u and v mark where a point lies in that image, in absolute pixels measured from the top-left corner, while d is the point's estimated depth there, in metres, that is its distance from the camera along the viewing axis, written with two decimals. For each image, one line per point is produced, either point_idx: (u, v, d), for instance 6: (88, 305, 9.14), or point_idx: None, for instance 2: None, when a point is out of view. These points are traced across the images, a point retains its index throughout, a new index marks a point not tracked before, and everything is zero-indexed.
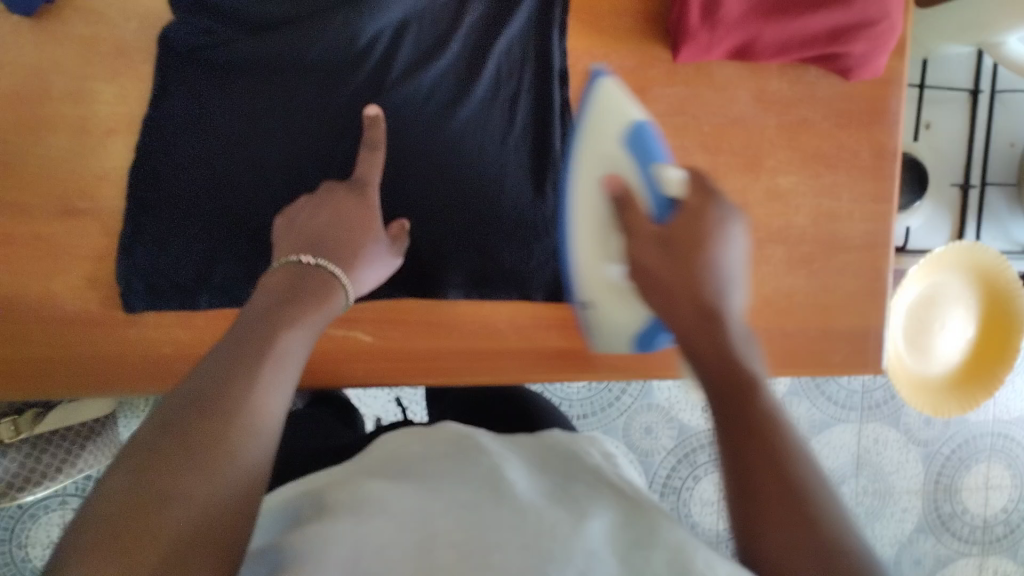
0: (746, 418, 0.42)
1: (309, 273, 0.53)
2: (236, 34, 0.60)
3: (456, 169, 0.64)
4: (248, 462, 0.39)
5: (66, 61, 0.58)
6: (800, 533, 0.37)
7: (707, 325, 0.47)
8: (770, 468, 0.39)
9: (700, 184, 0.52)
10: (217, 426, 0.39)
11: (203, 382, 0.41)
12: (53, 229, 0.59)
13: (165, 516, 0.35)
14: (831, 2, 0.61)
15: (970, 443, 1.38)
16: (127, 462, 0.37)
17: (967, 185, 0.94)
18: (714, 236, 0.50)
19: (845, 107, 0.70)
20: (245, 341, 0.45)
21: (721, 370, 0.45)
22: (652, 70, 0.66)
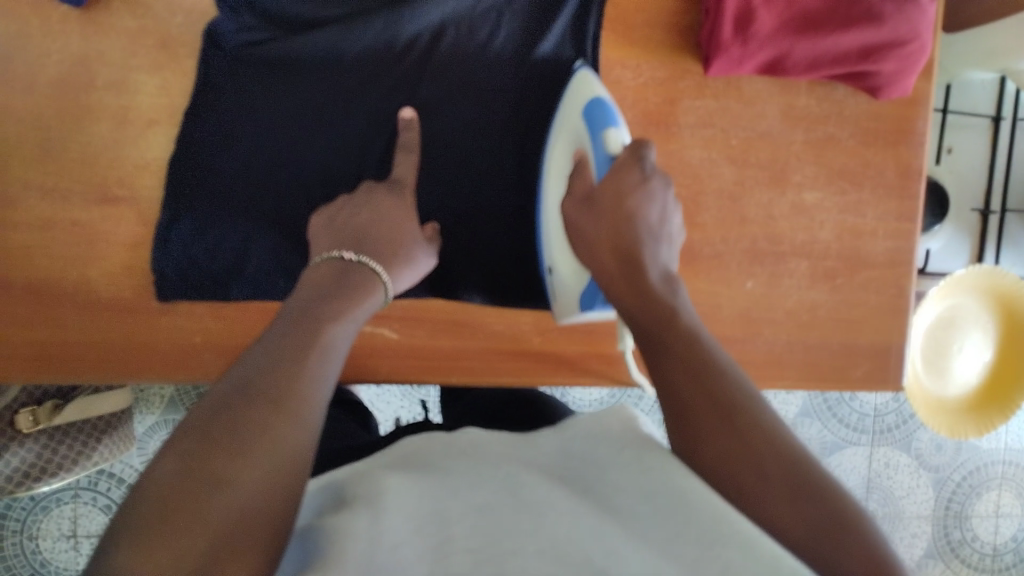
0: (669, 363, 0.44)
1: (349, 271, 0.54)
2: (279, 33, 0.61)
3: (487, 174, 0.65)
4: (293, 449, 0.39)
5: (111, 52, 0.60)
6: (787, 487, 0.37)
7: (664, 310, 0.47)
8: (727, 423, 0.39)
9: (638, 152, 0.54)
10: (264, 415, 0.39)
11: (249, 374, 0.42)
12: (91, 216, 0.60)
13: (215, 501, 0.35)
14: (864, 20, 0.62)
15: (982, 470, 1.37)
16: (176, 449, 0.37)
17: (987, 211, 0.94)
18: (631, 201, 0.53)
19: (870, 126, 0.71)
20: (289, 334, 0.46)
21: (666, 349, 0.44)
22: (682, 83, 0.68)
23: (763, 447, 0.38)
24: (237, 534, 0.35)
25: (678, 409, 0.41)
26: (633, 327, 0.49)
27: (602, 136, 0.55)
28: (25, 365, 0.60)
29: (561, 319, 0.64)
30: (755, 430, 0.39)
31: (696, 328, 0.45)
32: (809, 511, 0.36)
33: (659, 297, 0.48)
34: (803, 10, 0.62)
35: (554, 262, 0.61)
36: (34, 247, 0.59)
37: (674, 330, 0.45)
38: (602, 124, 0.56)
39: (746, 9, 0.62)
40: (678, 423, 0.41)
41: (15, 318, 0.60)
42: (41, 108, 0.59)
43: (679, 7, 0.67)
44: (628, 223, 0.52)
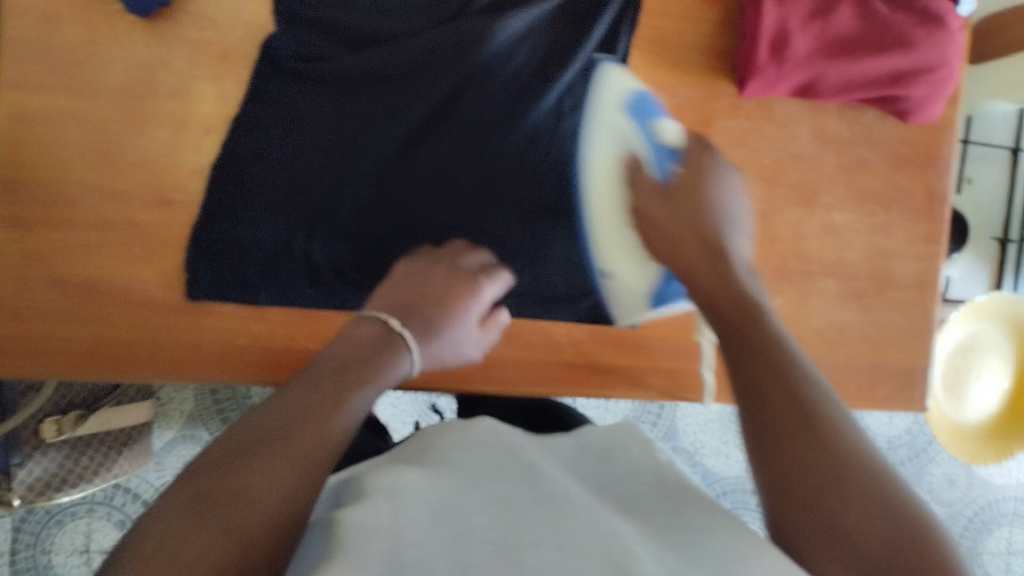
0: (755, 330, 0.47)
1: (392, 338, 0.53)
2: (328, 49, 0.64)
3: (511, 193, 0.68)
4: (289, 491, 0.38)
5: (173, 61, 0.62)
6: (821, 466, 0.39)
7: (750, 309, 0.49)
8: (780, 388, 0.42)
9: (700, 142, 0.63)
10: (267, 463, 0.38)
11: (269, 420, 0.41)
12: (147, 218, 0.62)
13: (202, 546, 0.34)
14: (896, 46, 0.65)
15: (993, 506, 1.37)
16: (181, 493, 0.37)
17: (1006, 240, 0.96)
18: (705, 185, 0.59)
19: (899, 150, 0.73)
20: (319, 387, 0.45)
21: (743, 342, 0.46)
22: (717, 104, 0.70)
23: (823, 448, 0.39)
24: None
25: (743, 383, 0.44)
26: (709, 309, 0.52)
27: (654, 130, 0.62)
28: (73, 362, 0.61)
29: (619, 323, 0.70)
30: (795, 425, 0.40)
31: (782, 338, 0.46)
32: (866, 506, 0.37)
33: (741, 290, 0.51)
34: (837, 36, 0.65)
35: (609, 266, 0.68)
36: (90, 246, 0.61)
37: (753, 335, 0.47)
38: (651, 116, 0.63)
39: (782, 35, 0.64)
40: (751, 391, 0.43)
41: (67, 315, 0.61)
42: (103, 112, 0.61)
43: (715, 32, 0.70)
44: (704, 205, 0.58)
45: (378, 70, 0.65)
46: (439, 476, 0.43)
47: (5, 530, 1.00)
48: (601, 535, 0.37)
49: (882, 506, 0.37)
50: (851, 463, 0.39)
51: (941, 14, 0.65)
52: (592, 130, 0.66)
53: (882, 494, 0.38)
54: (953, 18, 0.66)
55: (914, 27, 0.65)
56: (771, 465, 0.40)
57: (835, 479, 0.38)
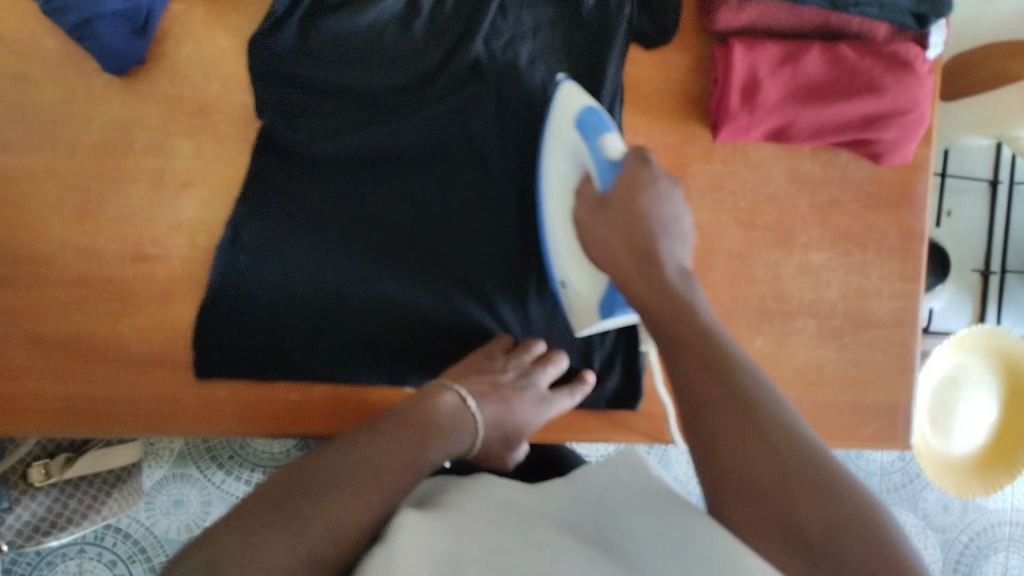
0: (683, 327, 0.49)
1: (462, 413, 0.58)
2: (329, 125, 0.65)
3: (517, 268, 0.68)
4: (357, 516, 0.43)
5: (150, 118, 0.63)
6: (758, 454, 0.40)
7: (681, 306, 0.50)
8: (704, 370, 0.45)
9: (640, 154, 0.58)
10: (337, 490, 0.44)
11: (347, 462, 0.47)
12: (125, 273, 0.62)
13: (263, 545, 0.39)
14: (864, 90, 0.65)
15: (988, 531, 1.36)
16: (253, 505, 0.42)
17: (987, 271, 0.96)
18: (647, 197, 0.57)
19: (874, 190, 0.73)
20: (393, 440, 0.51)
21: (681, 343, 0.48)
22: (692, 147, 0.70)
23: (753, 436, 0.41)
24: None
25: (678, 386, 0.46)
26: (649, 318, 0.52)
27: (598, 141, 0.59)
28: (55, 420, 0.62)
29: (579, 331, 0.65)
30: (716, 406, 0.43)
31: (712, 330, 0.48)
32: (819, 503, 0.38)
33: (677, 294, 0.51)
34: (806, 82, 0.66)
35: (566, 274, 0.63)
36: (69, 301, 0.61)
37: (686, 337, 0.48)
38: (596, 130, 0.59)
39: (751, 81, 0.65)
40: (679, 393, 0.45)
41: (49, 371, 0.61)
42: (81, 169, 0.62)
43: (689, 76, 0.70)
44: (641, 217, 0.56)
45: (380, 146, 0.65)
46: (451, 512, 0.44)
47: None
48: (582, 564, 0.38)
49: (845, 516, 0.37)
50: (806, 474, 0.39)
51: (910, 60, 0.65)
52: (551, 143, 0.64)
53: (838, 495, 0.38)
54: (922, 63, 0.66)
55: (883, 72, 0.65)
56: (705, 455, 0.42)
57: (784, 484, 0.38)
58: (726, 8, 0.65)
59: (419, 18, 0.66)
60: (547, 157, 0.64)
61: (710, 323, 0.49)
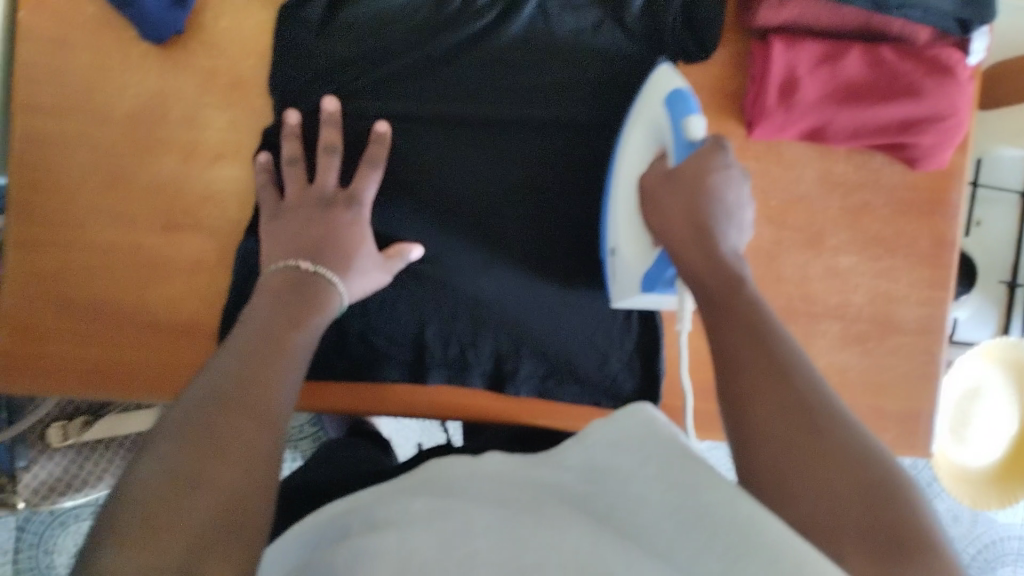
0: (729, 304, 0.49)
1: (307, 279, 0.55)
2: (355, 103, 0.65)
3: (541, 262, 0.68)
4: (266, 447, 0.42)
5: (187, 88, 0.63)
6: (804, 440, 0.41)
7: (732, 281, 0.50)
8: (754, 338, 0.46)
9: (717, 141, 0.54)
10: (237, 417, 0.42)
11: (227, 377, 0.44)
12: (154, 242, 0.63)
13: (188, 500, 0.37)
14: (903, 94, 0.65)
15: (998, 544, 1.35)
16: (157, 451, 0.39)
17: (1014, 283, 0.95)
18: (713, 179, 0.54)
19: (906, 196, 0.73)
20: (261, 332, 0.48)
21: (723, 311, 0.48)
22: (725, 143, 0.70)
23: (793, 415, 0.42)
24: (219, 534, 0.37)
25: (723, 361, 0.46)
26: (702, 290, 0.51)
27: (682, 124, 0.55)
28: (81, 383, 0.62)
29: (616, 303, 0.65)
30: (766, 392, 0.43)
31: (760, 307, 0.48)
32: (858, 484, 0.39)
33: (727, 271, 0.51)
34: (843, 83, 0.65)
35: (618, 243, 0.63)
36: (100, 266, 0.62)
37: (735, 309, 0.48)
38: (681, 112, 0.55)
39: (789, 80, 0.65)
40: (727, 366, 0.46)
41: (76, 333, 0.62)
42: (116, 136, 0.62)
43: (726, 72, 0.70)
44: (705, 199, 0.53)
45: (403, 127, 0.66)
46: (447, 502, 0.42)
47: (11, 528, 1.01)
48: (593, 542, 0.36)
49: (888, 508, 0.38)
50: (851, 458, 0.40)
51: (951, 66, 0.65)
52: (636, 117, 0.63)
53: (879, 479, 0.39)
54: (963, 70, 0.65)
55: (923, 77, 0.65)
56: (746, 436, 0.43)
57: (824, 470, 0.40)
58: (766, 5, 0.64)
59: (451, 3, 0.66)
60: (625, 135, 0.64)
61: (760, 299, 0.49)
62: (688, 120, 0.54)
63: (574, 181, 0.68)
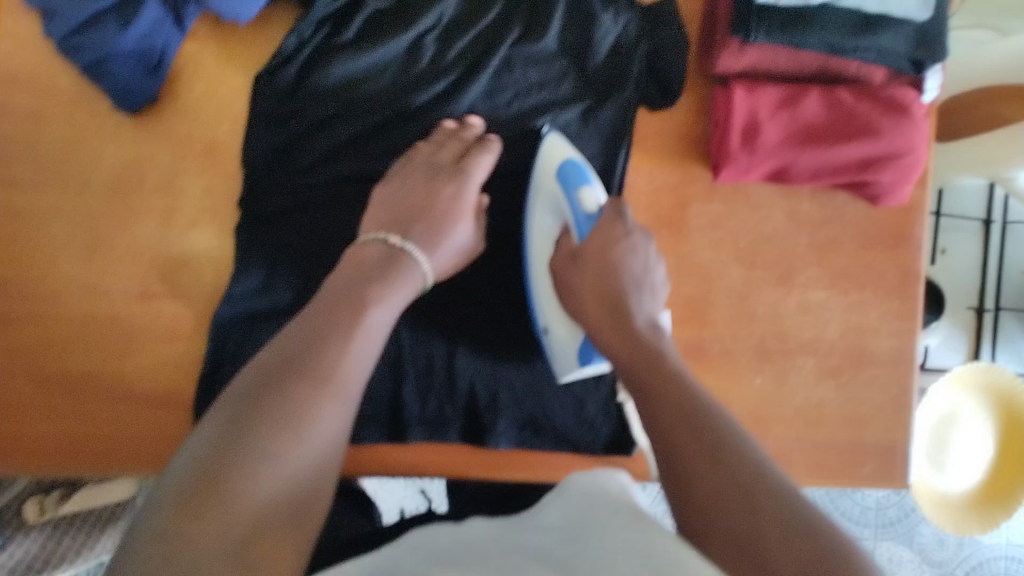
0: (662, 371, 0.54)
1: (393, 257, 0.60)
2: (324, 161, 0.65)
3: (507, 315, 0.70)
4: (327, 423, 0.49)
5: (159, 156, 0.63)
6: (734, 503, 0.44)
7: (650, 355, 0.55)
8: (680, 405, 0.51)
9: (617, 208, 0.63)
10: (305, 390, 0.49)
11: (298, 349, 0.52)
12: (129, 310, 0.63)
13: (206, 509, 0.41)
14: (861, 134, 0.67)
15: (986, 564, 1.33)
16: (191, 457, 0.44)
17: (981, 309, 0.97)
18: (618, 249, 0.61)
19: (872, 231, 0.74)
20: (330, 310, 0.55)
21: (649, 387, 0.53)
22: (693, 187, 0.71)
23: (723, 479, 0.45)
24: (233, 540, 0.40)
25: (660, 433, 0.50)
26: (621, 369, 0.57)
27: (577, 196, 0.63)
28: (56, 460, 0.62)
29: (563, 378, 0.68)
30: (699, 457, 0.47)
31: (684, 378, 0.53)
32: (802, 540, 0.41)
33: (644, 343, 0.57)
34: (803, 125, 0.67)
35: (549, 322, 0.66)
36: (74, 338, 0.62)
37: (660, 381, 0.53)
38: (577, 183, 0.63)
39: (750, 124, 0.67)
40: (659, 442, 0.50)
41: (51, 409, 0.62)
42: (90, 206, 0.63)
43: (691, 118, 0.71)
44: (613, 272, 0.60)
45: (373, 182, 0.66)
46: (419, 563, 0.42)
47: None
48: None
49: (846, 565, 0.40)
50: (785, 511, 0.43)
51: (906, 104, 0.67)
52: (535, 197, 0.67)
53: (820, 533, 0.41)
54: (919, 107, 0.67)
55: (880, 116, 0.66)
56: (690, 498, 0.46)
57: (764, 528, 0.42)
58: (727, 53, 0.66)
59: (419, 59, 0.67)
60: (530, 211, 0.68)
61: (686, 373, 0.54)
62: (581, 191, 0.63)
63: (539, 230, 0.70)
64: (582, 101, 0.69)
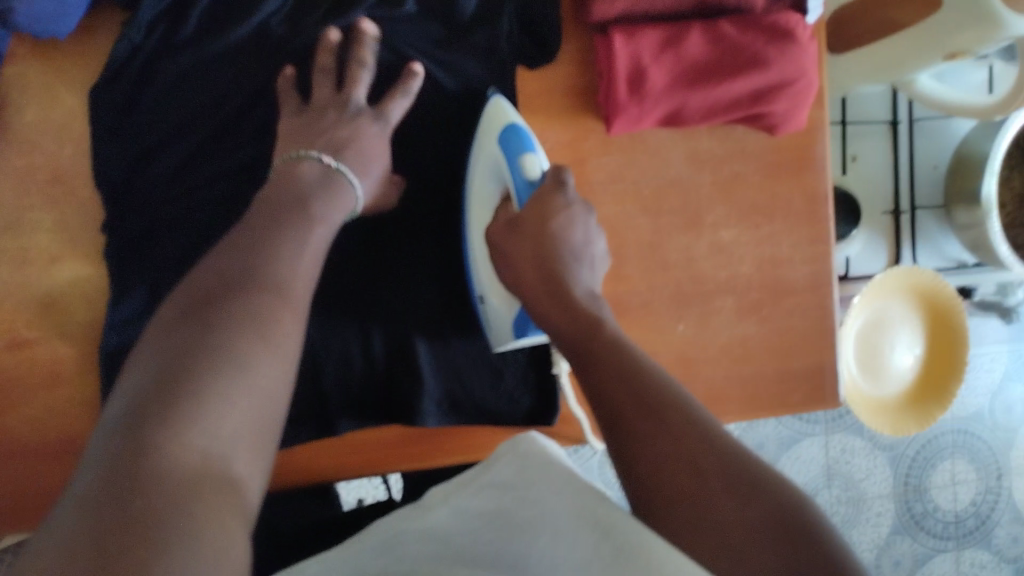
0: (596, 342, 0.50)
1: (330, 175, 0.58)
2: (181, 158, 0.61)
3: (417, 288, 0.68)
4: (285, 336, 0.45)
5: (3, 195, 0.59)
6: (689, 475, 0.41)
7: (590, 322, 0.52)
8: (622, 372, 0.47)
9: (558, 176, 0.59)
10: (251, 305, 0.45)
11: (236, 263, 0.47)
12: (2, 363, 0.59)
13: (148, 468, 0.35)
14: (749, 66, 0.64)
15: (933, 441, 1.34)
16: (127, 410, 0.39)
17: (897, 212, 0.97)
18: (557, 222, 0.58)
19: (772, 159, 0.73)
20: (263, 224, 0.51)
21: (592, 364, 0.49)
22: (587, 142, 0.68)
23: (677, 444, 0.42)
24: (190, 491, 0.35)
25: (603, 407, 0.46)
26: (564, 344, 0.53)
27: (518, 163, 0.59)
28: None
29: (499, 348, 0.66)
30: (649, 429, 0.43)
31: (622, 344, 0.49)
32: (753, 504, 0.39)
33: (584, 314, 0.53)
34: (690, 64, 0.64)
35: (486, 291, 0.64)
36: None
37: (599, 351, 0.49)
38: (518, 150, 0.59)
39: (636, 71, 0.63)
40: (609, 419, 0.45)
41: None
42: None
43: (574, 70, 0.68)
44: (553, 243, 0.57)
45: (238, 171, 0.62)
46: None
47: None
48: None
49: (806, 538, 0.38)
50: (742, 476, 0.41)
51: (791, 28, 0.64)
52: (476, 158, 0.64)
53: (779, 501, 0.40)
54: (803, 29, 0.65)
55: (766, 45, 0.64)
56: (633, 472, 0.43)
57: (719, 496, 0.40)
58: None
59: (271, 34, 0.62)
60: (472, 170, 0.65)
61: (625, 339, 0.50)
62: (523, 156, 0.59)
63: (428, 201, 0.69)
64: (455, 65, 0.66)
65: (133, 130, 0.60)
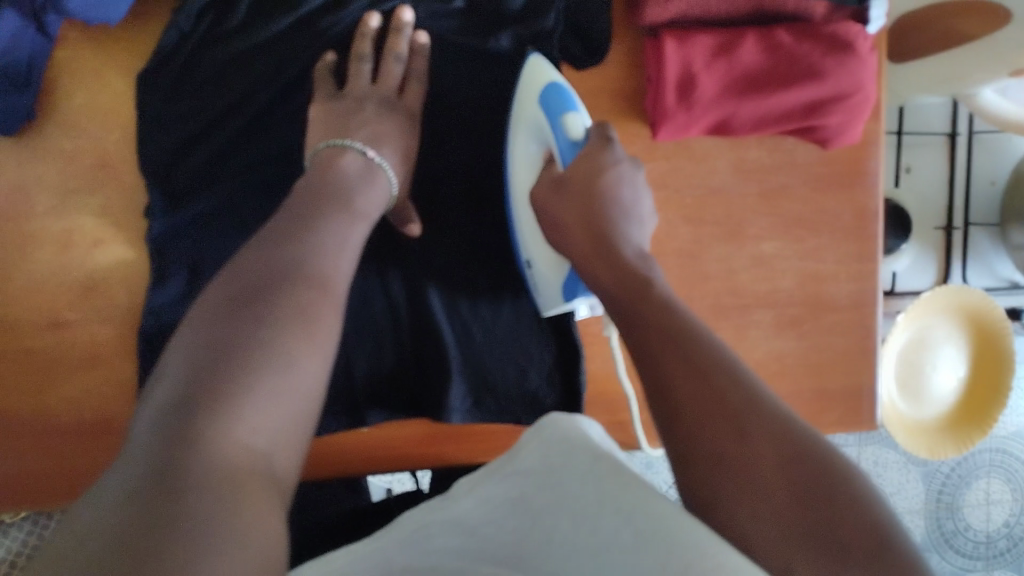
0: (648, 292, 0.47)
1: (371, 170, 0.58)
2: (223, 144, 0.61)
3: (449, 287, 0.67)
4: (326, 330, 0.44)
5: (49, 177, 0.60)
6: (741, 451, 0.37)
7: (642, 281, 0.48)
8: (678, 330, 0.43)
9: (604, 134, 0.57)
10: (293, 297, 0.44)
11: (278, 255, 0.46)
12: (42, 341, 0.60)
13: (190, 461, 0.34)
14: (805, 77, 0.62)
15: (969, 459, 1.32)
16: (167, 399, 0.37)
17: (949, 228, 0.95)
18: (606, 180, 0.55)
19: (823, 172, 0.70)
20: (304, 217, 0.50)
21: (642, 323, 0.45)
22: (631, 147, 0.67)
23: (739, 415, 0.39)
24: (233, 486, 0.33)
25: (651, 353, 0.43)
26: (610, 305, 0.49)
27: (561, 123, 0.57)
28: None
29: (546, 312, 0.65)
30: (706, 397, 0.40)
31: (671, 303, 0.45)
32: (815, 489, 0.36)
33: (632, 272, 0.48)
34: (742, 72, 0.62)
35: (532, 255, 0.63)
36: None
37: (648, 308, 0.46)
38: (560, 110, 0.57)
39: (686, 77, 0.62)
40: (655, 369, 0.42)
41: None
42: None
43: (622, 73, 0.66)
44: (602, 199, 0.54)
45: (277, 161, 0.63)
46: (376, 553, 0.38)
47: None
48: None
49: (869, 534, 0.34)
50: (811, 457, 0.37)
51: (850, 40, 0.62)
52: (515, 126, 0.63)
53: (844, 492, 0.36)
54: (864, 41, 0.62)
55: (823, 56, 0.62)
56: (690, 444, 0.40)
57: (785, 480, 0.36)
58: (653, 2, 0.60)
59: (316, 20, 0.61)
60: (511, 139, 0.63)
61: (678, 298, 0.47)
62: (565, 117, 0.57)
63: (465, 194, 0.68)
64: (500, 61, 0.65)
65: (178, 112, 0.60)
